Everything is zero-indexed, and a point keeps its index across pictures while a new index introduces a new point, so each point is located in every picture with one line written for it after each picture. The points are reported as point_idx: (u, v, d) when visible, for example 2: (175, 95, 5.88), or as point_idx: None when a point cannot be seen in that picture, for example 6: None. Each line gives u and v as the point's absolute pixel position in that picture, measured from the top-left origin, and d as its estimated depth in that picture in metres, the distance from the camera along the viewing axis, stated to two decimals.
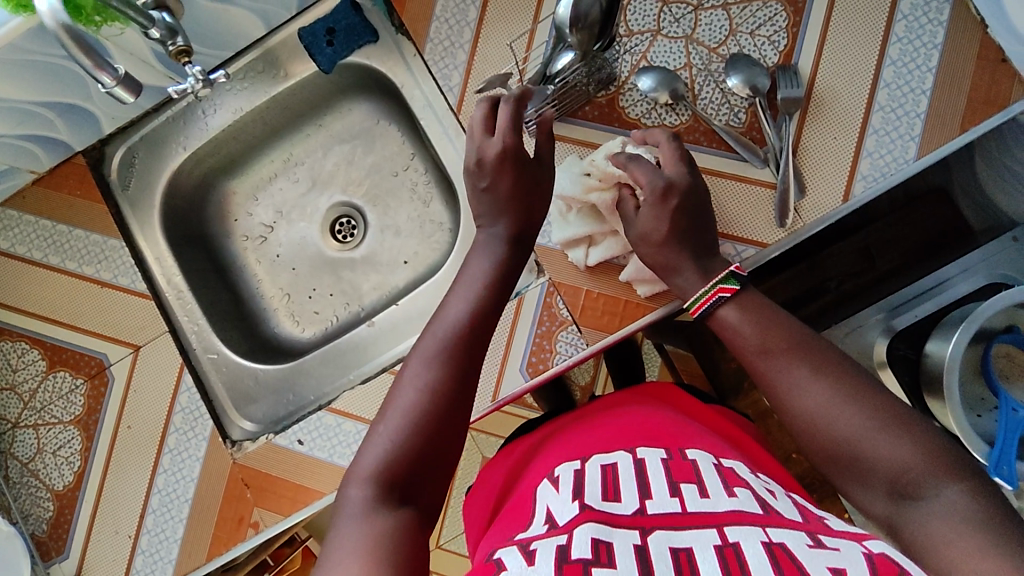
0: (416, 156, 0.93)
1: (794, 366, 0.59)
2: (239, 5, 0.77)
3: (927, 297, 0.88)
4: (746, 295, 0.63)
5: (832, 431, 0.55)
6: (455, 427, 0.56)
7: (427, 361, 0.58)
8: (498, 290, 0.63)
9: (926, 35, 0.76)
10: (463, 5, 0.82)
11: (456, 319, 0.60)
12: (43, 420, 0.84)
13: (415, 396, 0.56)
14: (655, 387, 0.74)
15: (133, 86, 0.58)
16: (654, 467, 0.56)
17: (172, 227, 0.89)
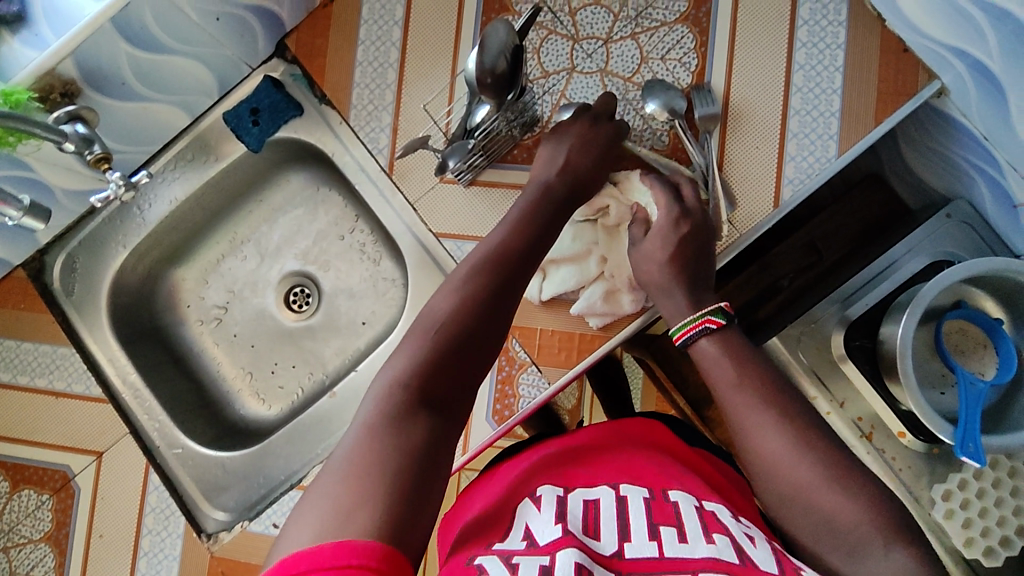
0: (360, 217, 0.93)
1: (758, 404, 0.61)
2: (157, 101, 0.78)
3: (882, 279, 0.87)
4: (716, 335, 0.66)
5: (783, 468, 0.57)
6: (487, 342, 0.55)
7: (467, 275, 0.58)
8: (536, 228, 0.64)
9: (829, 36, 0.78)
10: (380, 67, 0.82)
11: (498, 243, 0.61)
12: (12, 542, 0.82)
13: (452, 303, 0.56)
14: (634, 421, 0.72)
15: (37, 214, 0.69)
16: (636, 506, 0.56)
17: (122, 326, 0.88)
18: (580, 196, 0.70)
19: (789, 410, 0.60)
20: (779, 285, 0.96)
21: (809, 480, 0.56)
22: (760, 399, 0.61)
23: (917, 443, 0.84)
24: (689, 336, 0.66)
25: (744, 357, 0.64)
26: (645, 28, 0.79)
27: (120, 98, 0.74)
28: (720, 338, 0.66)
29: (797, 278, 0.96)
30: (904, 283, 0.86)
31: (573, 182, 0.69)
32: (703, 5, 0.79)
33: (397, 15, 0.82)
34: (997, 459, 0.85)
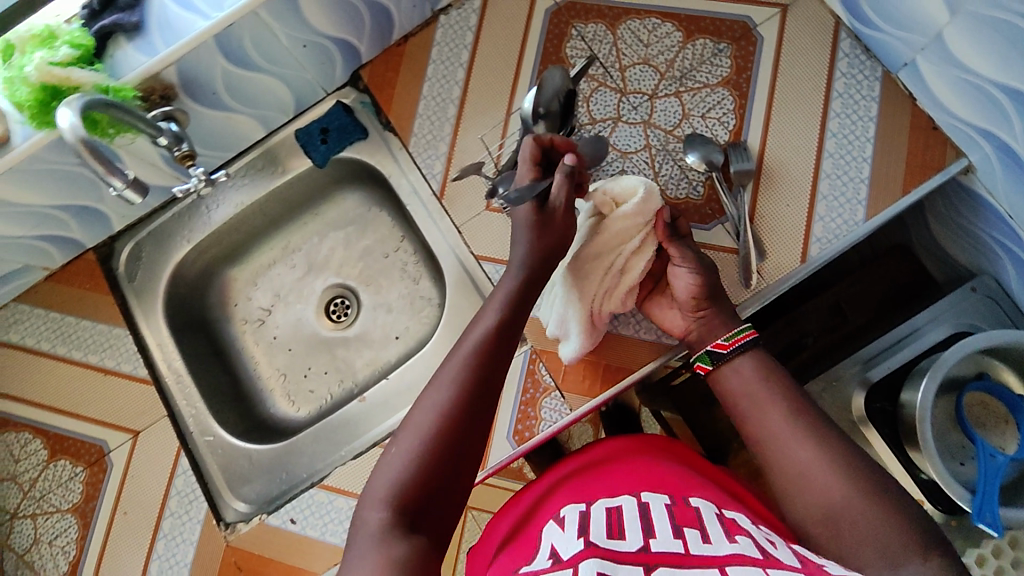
0: (406, 238, 0.99)
1: (792, 424, 0.63)
2: (240, 112, 0.86)
3: (904, 344, 0.89)
4: (753, 357, 0.69)
5: (818, 484, 0.60)
6: (468, 448, 0.57)
7: (445, 389, 0.59)
8: (512, 319, 0.64)
9: (861, 109, 0.83)
10: (442, 103, 0.90)
11: (473, 344, 0.62)
12: (42, 509, 0.86)
13: (430, 420, 0.57)
14: (651, 437, 0.75)
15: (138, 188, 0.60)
16: (659, 511, 0.59)
17: (174, 315, 0.94)
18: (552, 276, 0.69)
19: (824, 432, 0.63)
20: (803, 342, 0.98)
21: (840, 497, 0.58)
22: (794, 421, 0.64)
23: (936, 513, 0.83)
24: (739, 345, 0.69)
25: (778, 380, 0.67)
26: (688, 88, 0.86)
27: (209, 106, 0.82)
28: (755, 361, 0.69)
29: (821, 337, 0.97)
30: (923, 351, 0.87)
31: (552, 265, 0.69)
32: (744, 72, 0.85)
33: (462, 59, 0.91)
34: (1016, 538, 0.83)
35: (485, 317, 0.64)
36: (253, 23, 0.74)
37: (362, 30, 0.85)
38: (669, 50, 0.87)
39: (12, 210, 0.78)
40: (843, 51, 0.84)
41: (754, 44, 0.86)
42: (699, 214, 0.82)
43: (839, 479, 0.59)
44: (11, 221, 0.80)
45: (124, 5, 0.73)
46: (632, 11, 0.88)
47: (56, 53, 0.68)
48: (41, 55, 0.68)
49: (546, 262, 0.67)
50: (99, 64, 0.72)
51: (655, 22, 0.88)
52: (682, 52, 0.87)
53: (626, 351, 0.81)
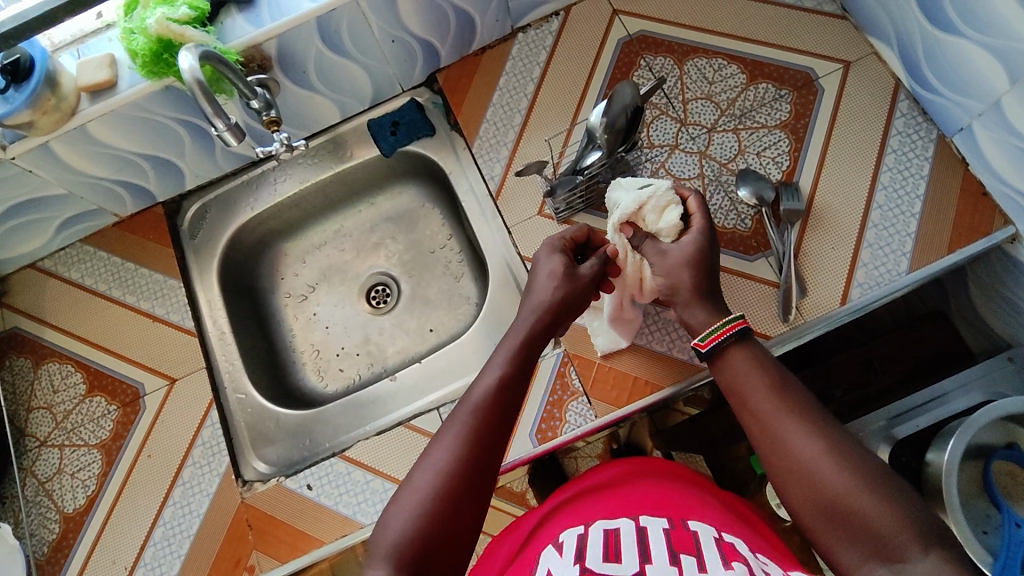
0: (453, 237, 1.02)
1: (784, 412, 0.60)
2: (323, 95, 0.92)
3: (924, 410, 0.83)
4: (740, 351, 0.65)
5: (815, 475, 0.56)
6: (474, 504, 0.55)
7: (451, 442, 0.57)
8: (518, 371, 0.64)
9: (914, 167, 0.85)
10: (510, 112, 0.95)
11: (480, 394, 0.61)
12: (70, 441, 0.89)
13: (435, 474, 0.55)
14: (657, 462, 0.73)
15: (239, 133, 0.66)
16: (656, 536, 0.56)
17: (226, 276, 0.98)
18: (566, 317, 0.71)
19: (821, 424, 0.59)
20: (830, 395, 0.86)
21: (839, 489, 0.54)
22: (787, 412, 0.60)
23: None
24: (715, 343, 0.65)
25: (770, 371, 0.63)
26: (747, 126, 0.89)
27: (296, 83, 0.87)
28: (744, 353, 0.65)
29: (851, 392, 0.86)
30: (944, 418, 0.82)
31: (559, 322, 0.71)
32: (803, 118, 0.89)
33: (534, 74, 0.96)
34: None
35: (491, 368, 0.64)
36: (352, 11, 0.80)
37: (445, 35, 0.91)
38: (731, 90, 0.91)
39: (103, 151, 0.84)
40: (901, 111, 0.88)
41: (815, 94, 0.89)
42: (745, 245, 0.85)
43: (836, 468, 0.55)
44: (98, 161, 0.85)
45: None
46: (700, 50, 0.93)
47: (176, 11, 0.74)
48: (162, 10, 0.74)
49: (553, 315, 0.70)
50: (210, 26, 0.78)
51: (720, 63, 0.92)
52: (744, 93, 0.91)
53: (654, 367, 0.83)
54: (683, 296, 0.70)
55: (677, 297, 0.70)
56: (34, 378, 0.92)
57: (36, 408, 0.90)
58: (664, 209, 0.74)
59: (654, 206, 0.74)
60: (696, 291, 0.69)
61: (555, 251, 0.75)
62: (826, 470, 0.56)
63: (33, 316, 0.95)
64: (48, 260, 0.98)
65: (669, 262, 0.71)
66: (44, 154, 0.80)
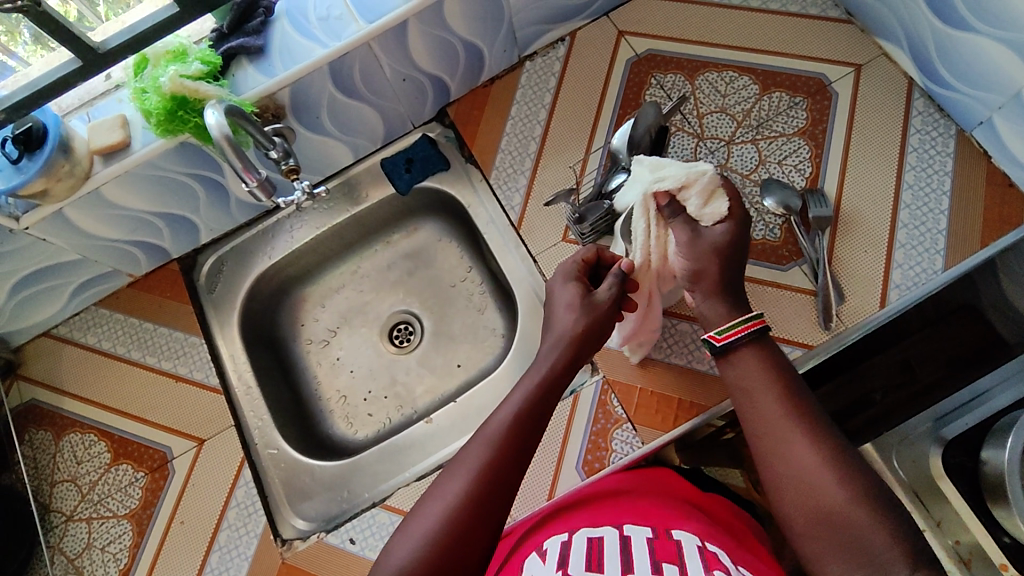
0: (474, 269, 1.00)
1: (789, 420, 0.57)
2: (336, 138, 0.90)
3: (970, 408, 0.80)
4: (755, 351, 0.62)
5: (816, 485, 0.54)
6: (482, 542, 0.52)
7: (462, 474, 0.55)
8: (540, 405, 0.60)
9: (937, 164, 0.85)
10: (525, 140, 0.94)
11: (496, 426, 0.58)
12: (98, 514, 0.85)
13: (442, 506, 0.53)
14: (653, 470, 0.74)
15: (268, 187, 0.66)
16: (640, 545, 0.54)
17: (247, 328, 0.95)
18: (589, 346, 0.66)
19: (826, 433, 0.56)
20: (871, 399, 0.82)
21: (839, 499, 0.52)
22: (796, 418, 0.57)
23: None
24: (733, 338, 0.62)
25: (783, 375, 0.60)
26: (765, 136, 0.89)
27: (310, 129, 0.86)
28: (758, 353, 0.62)
29: (893, 393, 0.82)
30: (990, 417, 0.79)
31: (585, 354, 0.66)
32: (820, 124, 0.88)
33: (546, 100, 0.95)
34: None
35: (512, 400, 0.61)
36: (364, 53, 0.79)
37: (455, 69, 0.91)
38: (746, 101, 0.91)
39: (116, 212, 0.82)
40: (917, 109, 0.87)
41: (830, 99, 0.89)
42: (777, 255, 0.84)
43: (836, 481, 0.53)
44: (112, 224, 0.84)
45: (252, 30, 0.78)
46: (710, 64, 0.93)
47: (189, 67, 0.73)
48: (175, 68, 0.73)
49: (578, 346, 0.65)
50: (223, 80, 0.77)
51: (732, 75, 0.92)
52: (759, 103, 0.90)
53: (696, 386, 0.81)
54: (706, 285, 0.66)
55: (700, 285, 0.67)
56: (56, 450, 0.89)
57: (61, 482, 0.87)
58: (712, 195, 0.68)
59: (702, 190, 0.67)
60: (719, 281, 0.66)
61: (569, 279, 0.70)
62: (825, 483, 0.54)
63: (51, 387, 0.92)
64: (63, 326, 0.95)
65: (697, 249, 0.67)
66: (57, 221, 0.78)
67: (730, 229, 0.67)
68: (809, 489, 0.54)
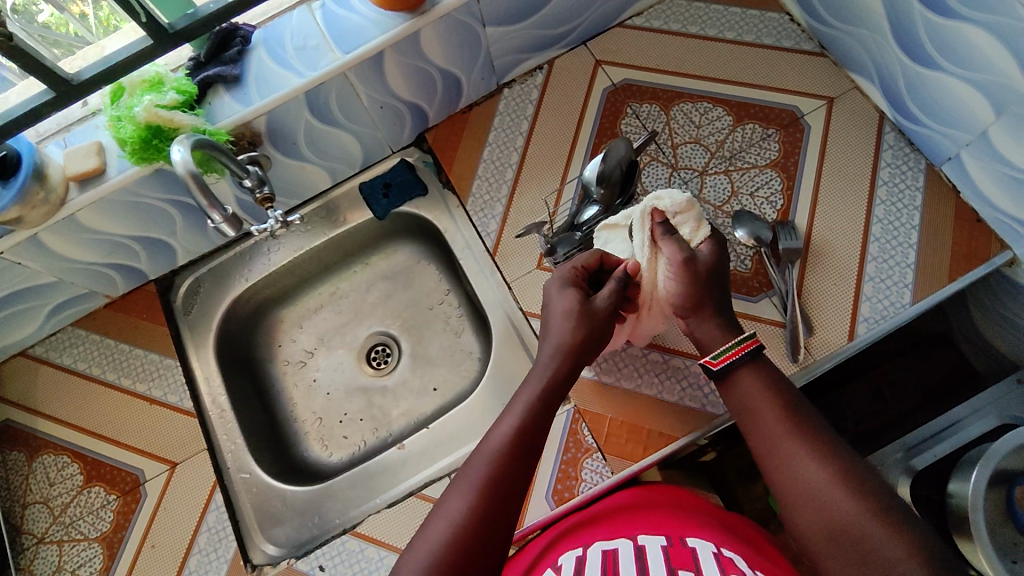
0: (452, 292, 1.00)
1: (795, 436, 0.58)
2: (314, 163, 0.91)
3: (943, 437, 0.81)
4: (753, 372, 0.64)
5: (824, 498, 0.54)
6: (487, 561, 0.52)
7: (466, 491, 0.55)
8: (539, 417, 0.61)
9: (906, 198, 0.86)
10: (501, 166, 0.95)
11: (497, 439, 0.59)
12: (69, 536, 0.86)
13: (448, 523, 0.53)
14: (657, 484, 0.74)
15: (236, 221, 0.66)
16: (654, 554, 0.54)
17: (224, 350, 0.95)
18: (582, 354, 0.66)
19: (830, 448, 0.57)
20: (843, 427, 0.85)
21: (849, 513, 0.53)
22: (798, 434, 0.58)
23: None
24: (727, 363, 0.65)
25: (783, 396, 0.62)
26: (738, 167, 0.90)
27: (286, 155, 0.87)
28: (756, 373, 0.64)
29: (869, 420, 0.85)
30: (963, 446, 0.79)
31: (582, 364, 0.66)
32: (792, 156, 0.90)
33: (522, 128, 0.96)
34: None
35: (512, 415, 0.61)
36: (340, 83, 0.80)
37: (433, 96, 0.91)
38: (719, 132, 0.92)
39: (92, 237, 0.82)
40: (888, 142, 0.89)
41: (801, 131, 0.90)
42: (747, 286, 0.85)
43: (846, 493, 0.54)
44: (88, 247, 0.84)
45: (229, 59, 0.79)
46: (684, 95, 0.94)
47: (164, 97, 0.74)
48: (150, 97, 0.73)
49: (574, 358, 0.65)
50: (198, 109, 0.78)
51: (706, 106, 0.93)
52: (732, 135, 0.92)
53: (666, 417, 0.81)
54: (700, 314, 0.69)
55: (693, 314, 0.69)
56: (29, 472, 0.89)
57: (32, 503, 0.87)
58: (699, 226, 0.74)
59: (692, 221, 0.73)
60: (712, 307, 0.69)
61: (566, 285, 0.70)
62: (834, 497, 0.54)
63: (25, 407, 0.92)
64: (39, 347, 0.95)
65: (687, 278, 0.69)
66: (33, 246, 0.79)
67: (715, 250, 0.71)
68: (818, 504, 0.54)
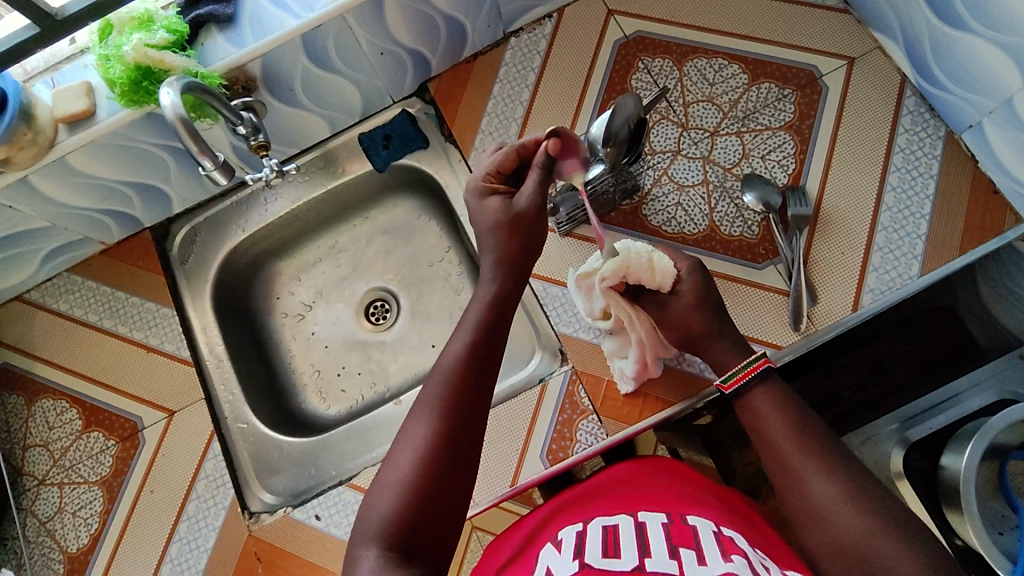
0: (452, 249, 0.98)
1: (805, 453, 0.59)
2: (312, 111, 0.88)
3: (938, 410, 0.79)
4: (763, 393, 0.64)
5: (830, 519, 0.55)
6: (457, 468, 0.53)
7: (426, 411, 0.55)
8: (488, 331, 0.60)
9: (922, 166, 0.83)
10: (505, 121, 0.92)
11: (450, 362, 0.57)
12: (69, 479, 0.87)
13: (413, 453, 0.52)
14: (663, 458, 0.72)
15: (229, 169, 0.64)
16: (655, 531, 0.54)
17: (220, 300, 0.95)
18: (523, 255, 0.65)
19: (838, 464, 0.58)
20: (840, 396, 0.80)
21: (856, 532, 0.53)
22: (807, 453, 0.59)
23: None
24: (739, 386, 0.65)
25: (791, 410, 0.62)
26: (750, 129, 0.87)
27: (284, 102, 0.84)
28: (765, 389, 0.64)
29: (863, 392, 0.80)
30: (959, 419, 0.78)
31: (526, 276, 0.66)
32: (808, 118, 0.86)
33: (529, 80, 0.93)
34: None
35: (461, 331, 0.60)
36: (339, 26, 0.76)
37: (436, 43, 0.88)
38: (733, 91, 0.89)
39: (85, 181, 0.80)
40: (907, 107, 0.85)
41: (819, 92, 0.87)
42: (753, 253, 0.83)
43: (855, 514, 0.54)
44: (81, 192, 0.82)
45: None
46: (700, 50, 0.90)
47: (154, 36, 0.71)
48: (140, 36, 0.71)
49: (515, 270, 0.64)
50: (190, 50, 0.75)
51: (721, 63, 0.90)
52: (747, 94, 0.88)
53: (664, 382, 0.81)
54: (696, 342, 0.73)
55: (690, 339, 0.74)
56: (28, 415, 0.90)
57: (32, 446, 0.88)
58: (655, 267, 0.74)
59: (645, 266, 0.73)
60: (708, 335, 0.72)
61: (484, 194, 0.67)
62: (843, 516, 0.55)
63: (23, 351, 0.92)
64: (35, 292, 0.94)
65: (676, 311, 0.74)
66: (24, 188, 0.77)
67: (698, 285, 0.75)
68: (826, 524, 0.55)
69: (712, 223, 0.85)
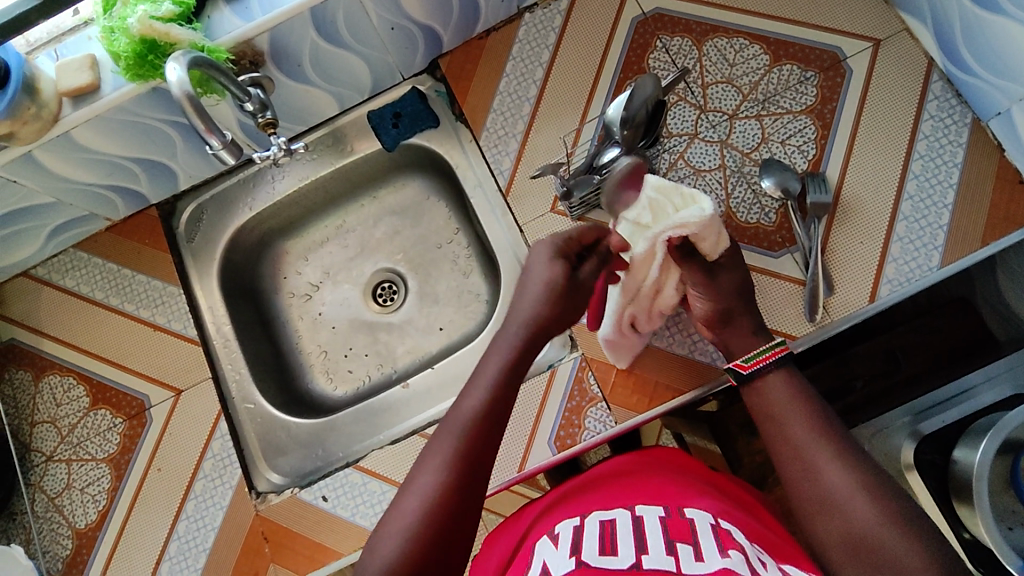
0: (461, 231, 0.97)
1: (821, 445, 0.58)
2: (320, 87, 0.86)
3: (950, 404, 0.79)
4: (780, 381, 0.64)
5: (846, 509, 0.54)
6: (466, 521, 0.52)
7: (442, 457, 0.54)
8: (509, 383, 0.59)
9: (947, 154, 0.81)
10: (518, 100, 0.90)
11: (467, 413, 0.56)
12: (77, 456, 0.87)
13: (422, 501, 0.52)
14: (661, 447, 0.71)
15: (235, 148, 0.62)
16: (652, 525, 0.54)
17: (227, 279, 0.94)
18: (551, 319, 0.65)
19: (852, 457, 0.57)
20: (851, 386, 0.79)
21: (868, 523, 0.52)
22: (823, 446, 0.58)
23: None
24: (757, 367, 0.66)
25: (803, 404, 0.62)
26: (770, 112, 0.85)
27: (292, 77, 0.82)
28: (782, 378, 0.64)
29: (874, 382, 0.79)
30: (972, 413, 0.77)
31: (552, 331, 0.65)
32: (830, 103, 0.84)
33: (543, 58, 0.90)
34: None
35: (481, 378, 0.59)
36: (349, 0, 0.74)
37: (448, 18, 0.85)
38: (754, 73, 0.86)
39: (88, 157, 0.79)
40: (934, 92, 0.83)
41: (842, 75, 0.84)
42: (769, 240, 0.82)
43: (870, 505, 0.53)
44: (86, 167, 0.81)
45: None
46: (720, 29, 0.88)
47: (159, 7, 0.69)
48: (144, 7, 0.68)
49: (536, 323, 0.64)
50: (196, 23, 0.73)
51: (742, 43, 0.87)
52: (768, 76, 0.85)
53: (675, 371, 0.80)
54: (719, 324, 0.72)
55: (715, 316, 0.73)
56: (35, 391, 0.90)
57: (41, 422, 0.88)
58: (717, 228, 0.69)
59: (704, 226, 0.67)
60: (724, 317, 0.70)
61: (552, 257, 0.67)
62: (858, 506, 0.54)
63: (30, 327, 0.92)
64: (41, 268, 0.94)
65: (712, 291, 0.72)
66: (28, 163, 0.75)
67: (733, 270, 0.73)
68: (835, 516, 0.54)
69: (728, 209, 0.83)
